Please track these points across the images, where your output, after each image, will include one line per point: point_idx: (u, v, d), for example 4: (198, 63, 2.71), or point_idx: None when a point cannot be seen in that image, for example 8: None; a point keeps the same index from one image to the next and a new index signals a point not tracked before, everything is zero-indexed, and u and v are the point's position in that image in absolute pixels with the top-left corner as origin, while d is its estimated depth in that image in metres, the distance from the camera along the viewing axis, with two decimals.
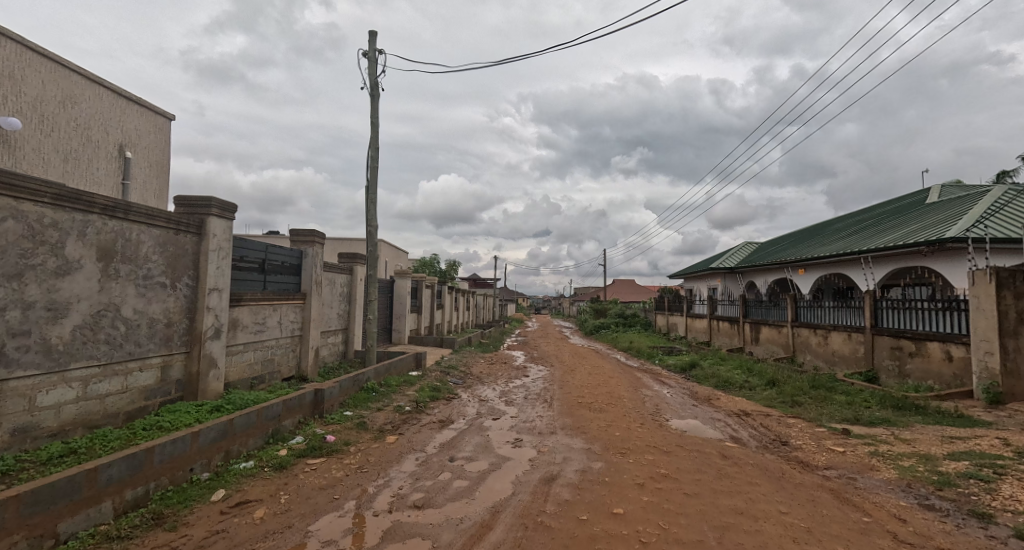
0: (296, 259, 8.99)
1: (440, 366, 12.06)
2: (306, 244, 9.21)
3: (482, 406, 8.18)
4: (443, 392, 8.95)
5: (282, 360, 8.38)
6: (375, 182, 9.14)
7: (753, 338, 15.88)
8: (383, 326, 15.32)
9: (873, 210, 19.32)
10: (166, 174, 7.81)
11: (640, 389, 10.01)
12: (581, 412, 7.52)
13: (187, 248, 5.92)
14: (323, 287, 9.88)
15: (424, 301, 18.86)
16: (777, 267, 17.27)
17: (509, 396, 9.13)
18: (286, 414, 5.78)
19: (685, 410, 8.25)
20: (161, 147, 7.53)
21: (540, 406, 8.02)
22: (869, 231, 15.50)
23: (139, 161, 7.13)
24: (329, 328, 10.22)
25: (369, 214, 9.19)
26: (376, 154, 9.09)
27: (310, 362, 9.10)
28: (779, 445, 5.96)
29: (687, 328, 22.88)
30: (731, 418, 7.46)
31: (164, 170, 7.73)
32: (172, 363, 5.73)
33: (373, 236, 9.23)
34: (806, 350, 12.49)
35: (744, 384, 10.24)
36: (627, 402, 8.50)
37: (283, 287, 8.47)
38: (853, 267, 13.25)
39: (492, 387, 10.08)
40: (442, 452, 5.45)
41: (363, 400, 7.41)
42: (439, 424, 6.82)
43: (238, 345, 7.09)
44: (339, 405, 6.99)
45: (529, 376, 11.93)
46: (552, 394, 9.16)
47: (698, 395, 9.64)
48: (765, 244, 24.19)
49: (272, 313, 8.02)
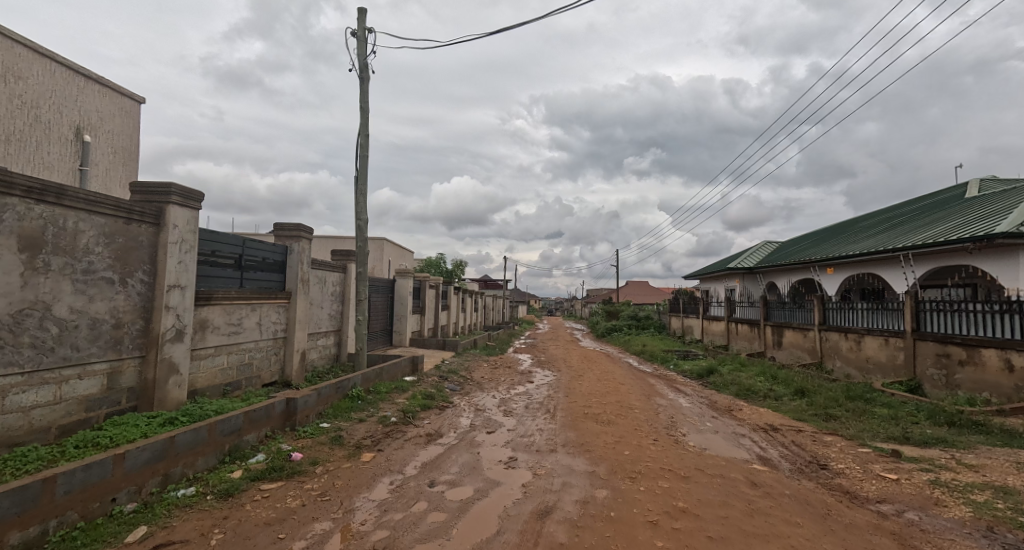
0: (281, 255, 8.36)
1: (439, 371, 11.34)
2: (291, 239, 8.59)
3: (478, 416, 7.43)
4: (437, 401, 8.24)
5: (263, 365, 7.74)
6: (365, 172, 8.50)
7: (775, 342, 14.91)
8: (383, 327, 14.69)
9: (903, 207, 18.17)
10: (132, 158, 7.42)
11: (652, 398, 9.21)
12: (587, 426, 6.71)
13: (142, 239, 5.28)
14: (312, 285, 9.25)
15: (427, 301, 18.22)
16: (800, 267, 16.24)
17: (509, 405, 8.38)
18: (249, 428, 5.08)
19: (704, 423, 7.41)
20: (123, 128, 7.13)
21: (541, 419, 7.21)
22: (902, 229, 14.41)
23: (100, 143, 6.74)
24: (319, 330, 9.59)
25: (358, 206, 8.55)
26: (366, 142, 8.46)
27: (295, 367, 8.44)
28: (817, 469, 5.10)
29: (703, 331, 21.87)
30: (757, 434, 6.61)
31: (130, 153, 7.34)
32: (123, 369, 5.10)
33: (362, 230, 8.58)
34: (835, 355, 11.53)
35: (768, 393, 9.34)
36: (639, 414, 7.68)
37: (264, 285, 7.84)
38: (887, 267, 12.24)
39: (493, 394, 9.34)
40: (423, 475, 4.72)
41: (343, 411, 6.70)
42: (426, 438, 6.08)
43: (209, 348, 6.45)
44: (316, 415, 6.30)
45: (533, 381, 11.18)
46: (556, 403, 8.40)
47: (718, 405, 8.79)
48: (785, 243, 23.08)
49: (250, 313, 7.39)
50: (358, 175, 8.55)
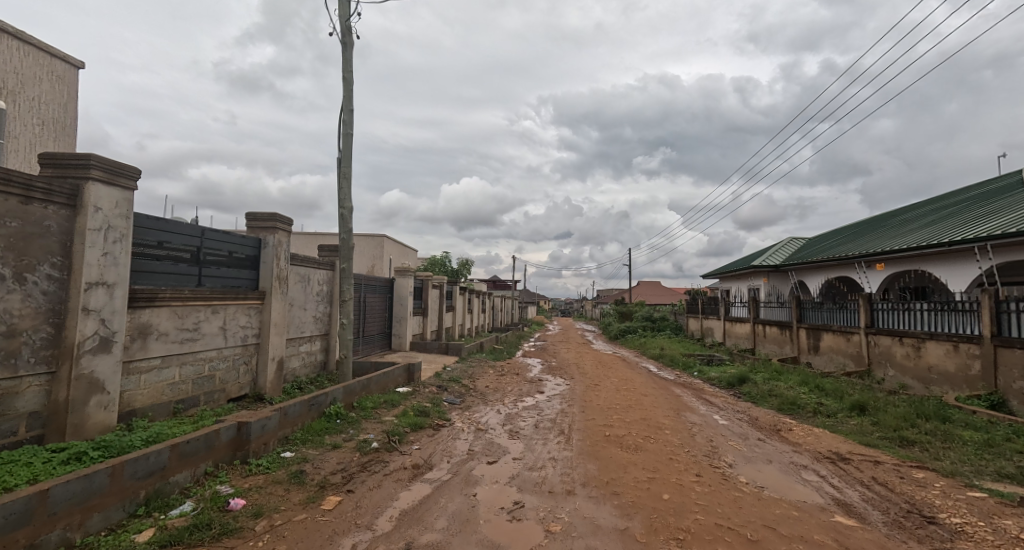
0: (253, 249, 7.25)
1: (438, 379, 10.20)
2: (265, 230, 7.47)
3: (477, 439, 6.26)
4: (432, 418, 7.09)
5: (229, 377, 6.60)
6: (350, 153, 7.43)
7: (811, 347, 13.59)
8: (380, 330, 13.60)
9: (948, 199, 16.65)
10: (66, 109, 6.53)
11: (682, 414, 7.98)
12: (611, 456, 5.49)
13: (48, 224, 4.17)
14: (291, 284, 8.14)
15: (430, 302, 17.07)
16: (836, 263, 14.86)
17: (516, 422, 7.22)
18: (179, 466, 3.91)
19: (751, 448, 6.14)
20: (40, 77, 6.17)
21: (553, 443, 6.00)
22: (955, 222, 12.98)
23: (12, 98, 5.82)
24: (301, 333, 8.48)
25: (341, 192, 7.45)
26: (350, 119, 7.38)
27: (270, 378, 7.31)
28: (923, 525, 3.84)
29: (725, 333, 20.54)
30: (825, 469, 5.32)
31: (59, 104, 6.44)
32: (20, 390, 4.00)
33: (347, 220, 7.48)
34: (887, 363, 10.37)
35: (817, 409, 8.10)
36: (671, 436, 6.46)
37: (230, 283, 6.71)
38: (944, 262, 10.90)
39: (497, 408, 8.17)
40: (399, 535, 3.55)
41: (315, 436, 5.53)
42: (411, 473, 4.89)
43: (152, 359, 5.31)
44: (279, 442, 5.13)
45: (544, 391, 10.00)
46: (570, 421, 7.22)
47: (761, 423, 7.54)
48: (813, 239, 21.61)
49: (211, 316, 6.25)
50: (341, 156, 7.47)
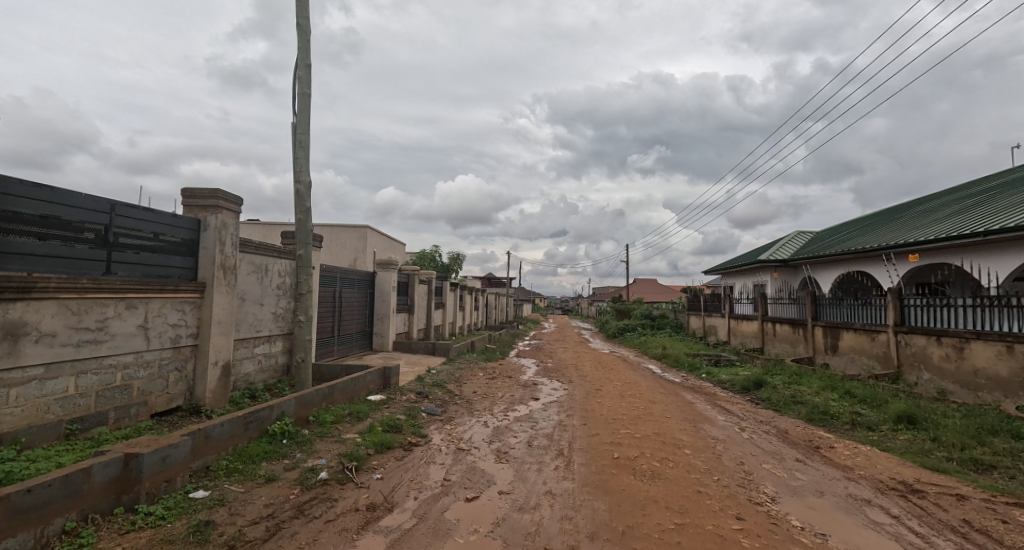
0: (189, 231, 5.98)
1: (419, 385, 9.02)
2: (206, 210, 6.19)
3: (457, 464, 5.07)
4: (404, 435, 5.89)
5: (153, 386, 5.33)
6: (307, 117, 6.23)
7: (829, 347, 12.55)
8: (358, 329, 12.41)
9: (970, 188, 15.60)
10: None
11: (699, 427, 6.84)
12: (625, 492, 4.30)
13: None
14: (240, 275, 6.88)
15: (416, 298, 15.89)
16: (853, 257, 13.78)
17: (506, 439, 6.06)
18: (11, 528, 2.68)
19: (794, 474, 4.97)
20: None
21: (550, 471, 4.83)
22: (987, 211, 11.92)
23: None
24: (255, 332, 7.26)
25: (297, 164, 6.24)
26: (307, 76, 6.18)
27: (211, 386, 6.05)
28: None
29: (729, 332, 19.50)
30: (897, 506, 4.20)
31: None
32: None
33: (304, 197, 6.29)
34: (921, 366, 9.46)
35: (855, 420, 7.05)
36: (694, 458, 5.28)
37: (156, 272, 5.45)
38: (983, 253, 9.88)
39: (484, 420, 6.99)
40: None
41: (245, 465, 4.29)
42: (363, 518, 3.70)
43: (29, 369, 4.09)
44: (193, 475, 3.89)
45: (539, 398, 8.87)
46: (570, 438, 6.03)
47: (795, 440, 6.40)
48: (822, 233, 20.56)
49: (126, 312, 4.98)
50: (296, 121, 6.25)
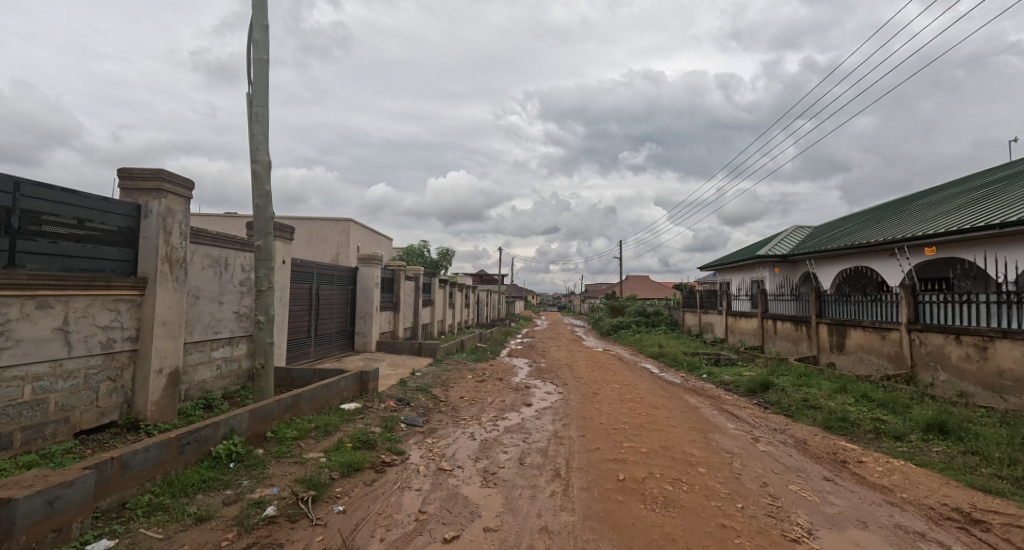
0: (125, 217, 5.12)
1: (401, 390, 8.24)
2: (147, 194, 5.30)
3: (436, 490, 4.32)
4: (377, 454, 5.11)
5: (77, 400, 4.53)
6: (264, 87, 5.42)
7: (834, 345, 11.98)
8: (338, 328, 11.60)
9: (977, 180, 15.09)
10: None
11: (710, 438, 6.14)
12: (638, 529, 3.56)
13: None
14: (191, 269, 6.03)
15: (402, 295, 15.08)
16: (857, 251, 13.21)
17: (495, 455, 5.31)
18: None
19: (828, 500, 4.28)
20: None
21: (546, 499, 4.09)
22: (999, 203, 11.39)
23: None
24: (212, 334, 6.44)
25: (253, 140, 5.43)
26: (263, 39, 5.38)
27: (156, 397, 5.22)
28: None
29: (727, 329, 18.92)
30: (958, 543, 3.53)
31: None
32: None
33: (262, 179, 5.48)
34: (938, 366, 8.88)
35: (878, 428, 6.42)
36: (712, 480, 4.57)
37: (79, 266, 4.62)
38: (1000, 247, 9.33)
39: (470, 432, 6.24)
40: None
41: (172, 501, 3.49)
42: None
43: None
44: (97, 519, 3.09)
45: (532, 404, 8.15)
46: (568, 454, 5.29)
47: (819, 453, 5.72)
48: (821, 228, 20.02)
49: (36, 313, 4.17)
50: (252, 91, 5.44)
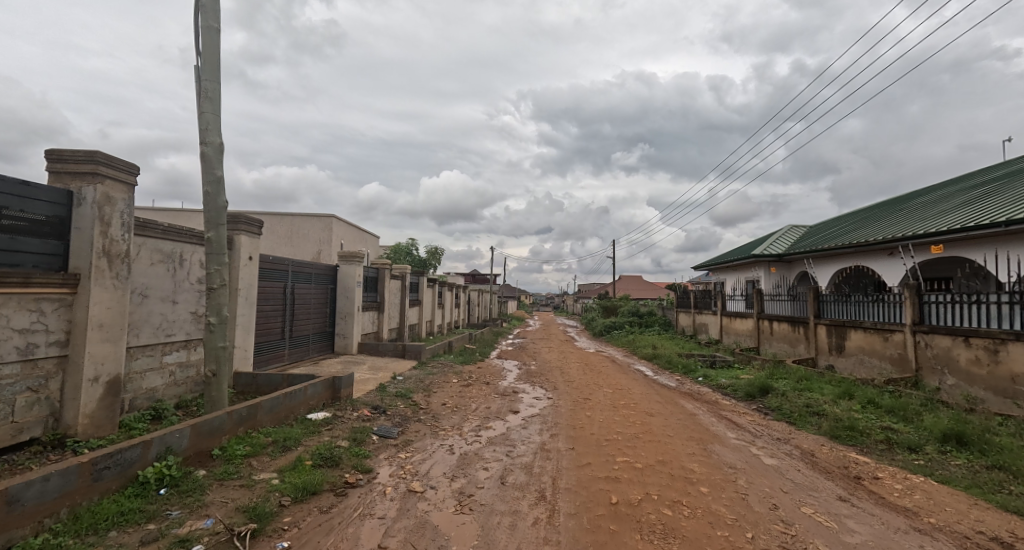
0: (51, 204, 4.50)
1: (378, 397, 7.66)
2: (81, 179, 4.66)
3: (402, 517, 3.76)
4: (338, 473, 4.53)
5: None
6: (214, 59, 4.84)
7: (834, 347, 11.55)
8: (316, 330, 10.98)
9: (975, 178, 14.75)
10: None
11: (711, 451, 5.61)
12: None
13: None
14: (135, 265, 5.40)
15: (387, 294, 14.47)
16: (856, 251, 12.79)
17: (472, 473, 4.74)
18: None
19: (848, 526, 3.77)
20: None
21: (528, 530, 3.54)
22: (1002, 200, 11.01)
23: None
24: (164, 338, 5.82)
25: (202, 120, 4.84)
26: (213, 5, 4.80)
27: (90, 409, 4.61)
28: None
29: (722, 330, 18.48)
30: None
31: None
32: None
33: (212, 164, 4.89)
34: (945, 369, 8.46)
35: (889, 438, 5.94)
36: (717, 504, 4.03)
37: None
38: (1007, 244, 8.94)
39: (448, 445, 5.67)
40: None
41: (75, 542, 2.90)
42: None
43: None
44: None
45: (519, 411, 7.58)
46: (556, 472, 4.72)
47: (830, 468, 5.21)
48: (816, 227, 19.63)
49: None
50: (200, 64, 4.86)
